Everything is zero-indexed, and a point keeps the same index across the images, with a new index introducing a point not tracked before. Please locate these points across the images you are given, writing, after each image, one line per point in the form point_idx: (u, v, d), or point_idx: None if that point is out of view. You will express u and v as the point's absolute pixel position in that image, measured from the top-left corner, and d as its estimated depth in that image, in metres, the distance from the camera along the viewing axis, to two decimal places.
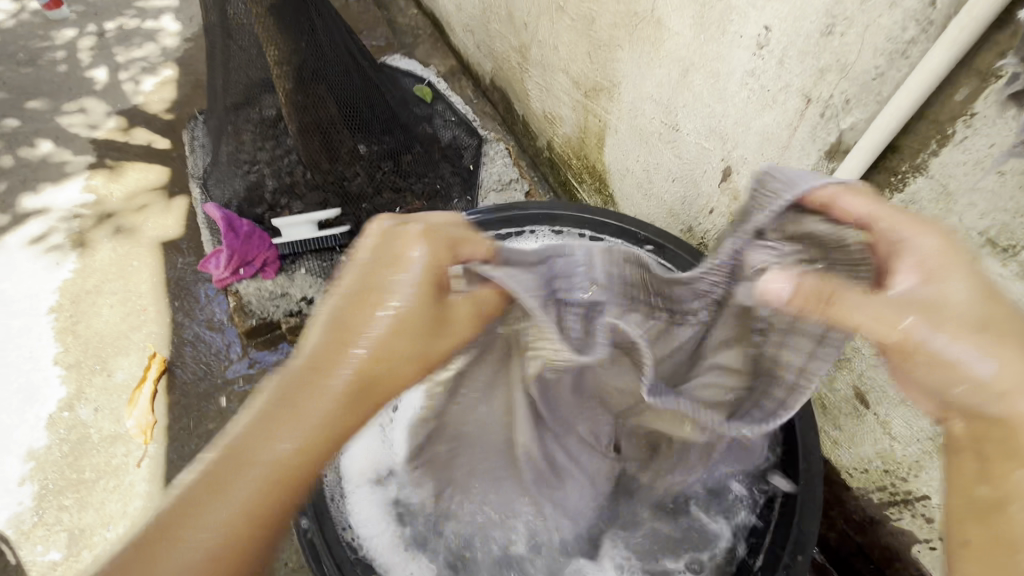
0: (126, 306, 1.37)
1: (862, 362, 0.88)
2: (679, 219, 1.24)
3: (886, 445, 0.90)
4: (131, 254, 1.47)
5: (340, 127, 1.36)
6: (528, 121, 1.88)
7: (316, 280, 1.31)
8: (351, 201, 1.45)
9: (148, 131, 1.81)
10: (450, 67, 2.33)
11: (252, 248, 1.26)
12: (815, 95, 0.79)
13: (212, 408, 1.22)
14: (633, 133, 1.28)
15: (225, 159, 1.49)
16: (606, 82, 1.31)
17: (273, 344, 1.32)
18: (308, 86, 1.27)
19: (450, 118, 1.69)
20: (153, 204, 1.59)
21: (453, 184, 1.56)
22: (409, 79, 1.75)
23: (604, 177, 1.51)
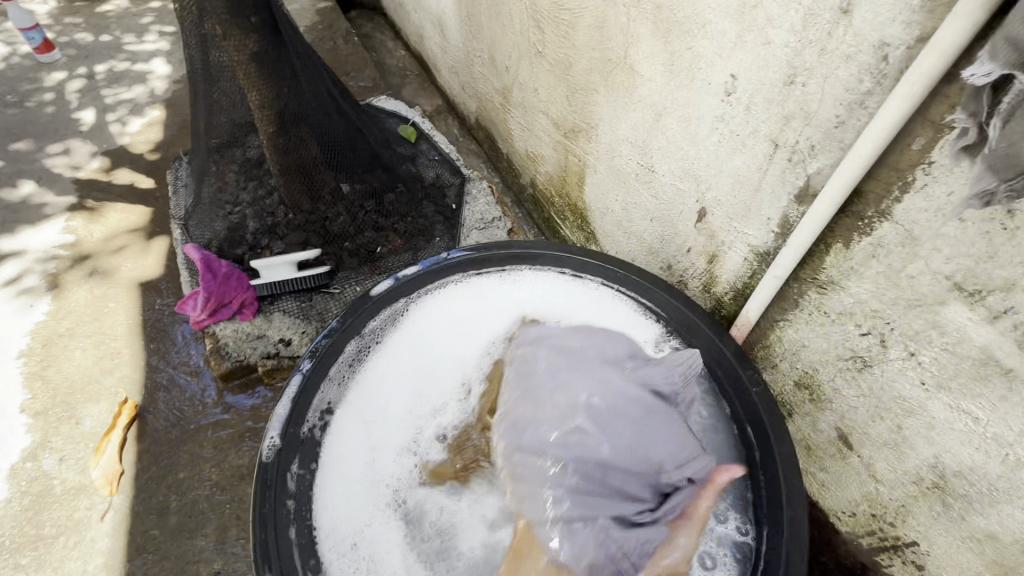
0: (100, 350, 1.34)
1: (842, 404, 0.87)
2: (658, 257, 1.24)
3: (872, 488, 0.88)
4: (108, 296, 1.45)
5: (322, 167, 1.39)
6: (512, 160, 1.90)
7: (294, 321, 1.29)
8: (332, 240, 1.43)
9: (132, 172, 1.81)
10: (436, 107, 2.38)
11: (231, 289, 1.26)
12: (781, 140, 0.81)
13: (183, 456, 1.17)
14: (612, 173, 1.30)
15: (208, 199, 1.50)
16: (584, 123, 1.34)
17: (249, 387, 1.28)
18: (291, 129, 1.29)
19: (434, 157, 1.71)
20: (134, 244, 1.59)
21: (436, 222, 1.55)
22: (393, 121, 1.78)
23: (586, 215, 1.52)
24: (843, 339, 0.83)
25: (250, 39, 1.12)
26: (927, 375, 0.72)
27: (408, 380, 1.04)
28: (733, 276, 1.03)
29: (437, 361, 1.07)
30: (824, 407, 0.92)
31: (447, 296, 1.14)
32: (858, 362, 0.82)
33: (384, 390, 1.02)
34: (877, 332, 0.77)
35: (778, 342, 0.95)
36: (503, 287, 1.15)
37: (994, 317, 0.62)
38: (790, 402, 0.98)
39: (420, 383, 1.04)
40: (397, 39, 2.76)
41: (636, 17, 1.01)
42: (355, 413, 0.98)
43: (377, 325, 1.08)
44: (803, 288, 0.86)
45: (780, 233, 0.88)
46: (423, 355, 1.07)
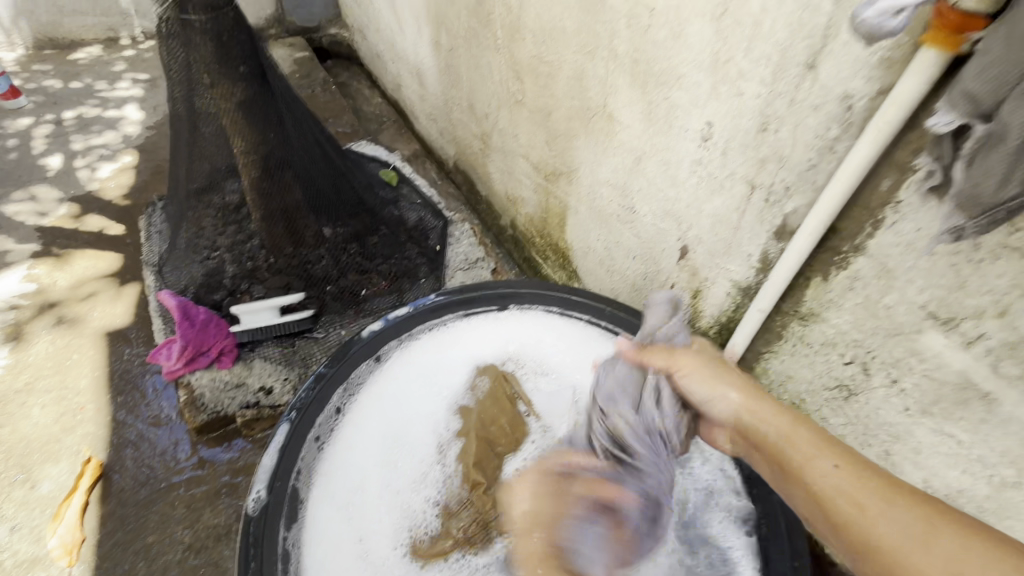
0: (61, 406, 1.26)
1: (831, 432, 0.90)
2: (642, 293, 1.27)
3: None
4: (72, 347, 1.38)
5: (305, 213, 1.39)
6: (492, 202, 1.95)
7: (276, 367, 1.24)
8: (314, 283, 1.43)
9: (101, 218, 1.76)
10: (414, 152, 2.43)
11: (209, 336, 1.21)
12: (758, 182, 0.86)
13: (152, 518, 1.09)
14: (593, 214, 1.34)
15: (184, 245, 1.47)
16: (564, 167, 1.39)
17: (225, 439, 1.22)
18: (275, 175, 1.29)
19: (415, 200, 1.72)
20: (102, 292, 1.52)
21: (419, 265, 1.54)
22: (375, 165, 1.81)
23: (567, 254, 1.55)
24: (828, 367, 0.86)
25: (236, 87, 1.13)
26: (911, 401, 0.76)
27: (385, 446, 1.01)
28: (717, 310, 1.06)
29: (413, 423, 1.05)
30: None
31: (415, 351, 1.12)
32: (844, 390, 0.85)
33: (364, 464, 0.99)
34: (859, 361, 0.81)
35: (765, 373, 0.99)
36: (473, 333, 1.16)
37: (966, 342, 0.66)
38: None
39: (398, 447, 1.02)
40: (373, 87, 2.84)
41: (614, 70, 1.08)
42: (328, 495, 0.93)
43: (358, 374, 1.05)
44: (785, 321, 0.90)
45: (761, 268, 0.93)
46: (400, 416, 1.05)
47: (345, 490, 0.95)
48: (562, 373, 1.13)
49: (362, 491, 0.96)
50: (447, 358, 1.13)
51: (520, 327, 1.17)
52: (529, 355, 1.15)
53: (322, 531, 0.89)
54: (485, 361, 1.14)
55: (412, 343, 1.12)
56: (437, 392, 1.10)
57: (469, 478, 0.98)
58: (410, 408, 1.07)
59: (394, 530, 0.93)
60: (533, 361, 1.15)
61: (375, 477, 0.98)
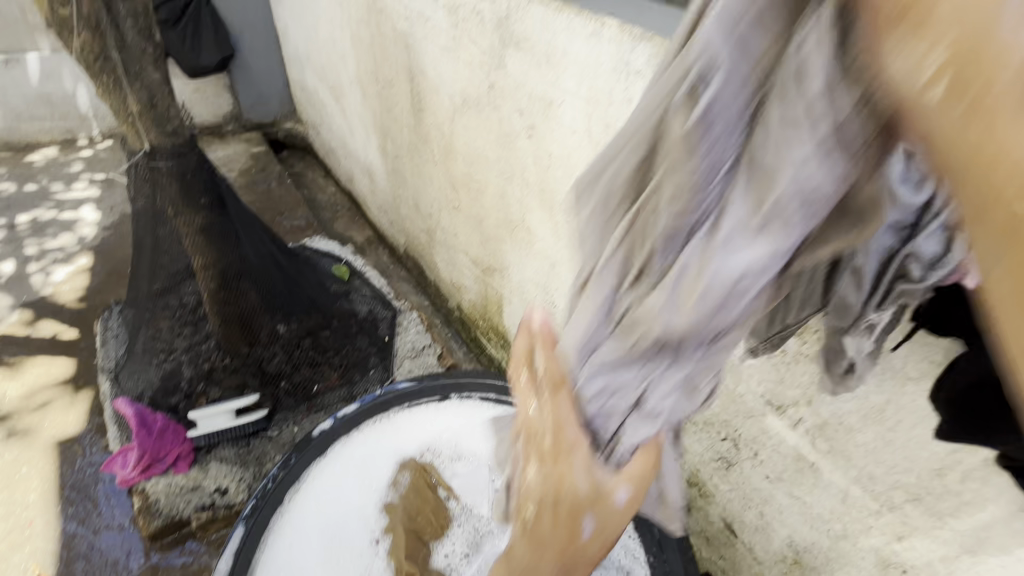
0: (8, 522, 1.28)
1: (721, 497, 1.07)
2: None
3: (758, 569, 1.05)
4: (22, 459, 1.41)
5: (261, 314, 1.51)
6: (439, 286, 2.12)
7: (231, 468, 1.31)
8: (269, 380, 1.54)
9: (55, 322, 1.81)
10: (367, 238, 2.60)
11: (165, 444, 1.28)
12: None
13: None
14: (524, 305, 1.53)
15: (141, 347, 1.54)
16: (497, 264, 1.59)
17: (179, 542, 1.26)
18: (232, 284, 1.43)
19: (366, 292, 1.86)
20: (55, 399, 1.56)
21: (369, 354, 1.67)
22: (327, 260, 1.96)
23: (507, 337, 1.72)
24: (710, 442, 1.03)
25: (197, 216, 1.28)
26: (769, 470, 0.93)
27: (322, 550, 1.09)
28: None
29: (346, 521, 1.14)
30: (710, 500, 1.10)
31: (350, 448, 1.21)
32: (725, 461, 1.02)
33: (301, 564, 1.06)
34: (730, 438, 0.99)
35: None
36: (406, 425, 1.26)
37: (793, 424, 0.85)
38: (686, 499, 1.16)
39: (337, 549, 1.10)
40: (327, 176, 3.04)
41: (528, 194, 1.30)
42: None
43: (304, 474, 1.16)
44: None
45: None
46: (336, 519, 1.13)
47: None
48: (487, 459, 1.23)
49: None
50: (378, 455, 1.22)
51: (452, 416, 1.27)
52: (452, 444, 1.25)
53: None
54: (415, 454, 1.22)
55: (349, 441, 1.22)
56: (370, 490, 1.18)
57: (401, 570, 1.09)
58: (346, 509, 1.14)
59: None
60: (460, 448, 1.24)
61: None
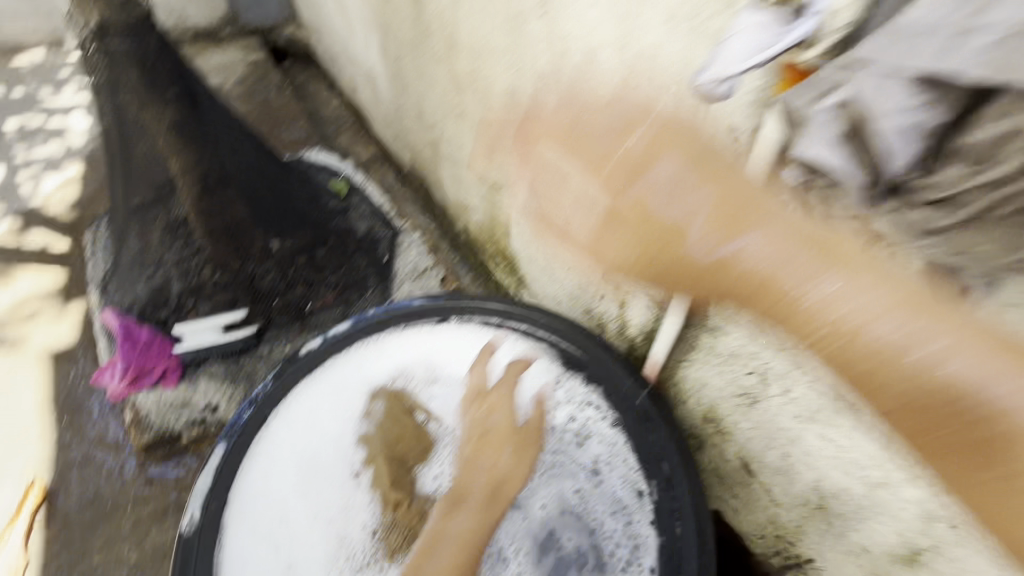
0: (6, 430, 1.28)
1: (741, 435, 0.97)
2: (580, 301, 1.31)
3: (774, 511, 0.98)
4: (17, 370, 1.39)
5: (250, 227, 1.39)
6: (446, 207, 1.97)
7: (221, 385, 1.26)
8: (261, 298, 1.45)
9: (46, 234, 1.74)
10: (371, 155, 2.42)
11: (150, 357, 1.22)
12: None
13: (97, 538, 1.13)
14: (534, 224, 1.38)
15: (129, 262, 1.46)
16: (505, 179, 1.42)
17: (173, 455, 1.24)
18: (214, 192, 1.29)
19: (365, 209, 1.72)
20: (48, 311, 1.52)
21: (368, 275, 1.57)
22: (324, 174, 1.81)
23: (514, 261, 1.59)
24: (733, 377, 0.92)
25: (168, 110, 1.14)
26: (799, 409, 0.82)
27: (296, 478, 1.02)
28: (641, 321, 1.11)
29: (321, 450, 1.05)
30: (727, 437, 1.01)
31: (330, 371, 1.12)
32: (748, 398, 0.91)
33: (277, 494, 1.00)
34: (758, 373, 0.87)
35: (685, 380, 1.07)
36: (395, 349, 1.16)
37: None
38: (701, 434, 1.08)
39: (314, 478, 1.02)
40: (330, 88, 2.81)
41: None
42: (251, 538, 0.95)
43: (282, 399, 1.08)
44: (696, 333, 0.96)
45: None
46: (314, 447, 1.05)
47: (266, 526, 0.97)
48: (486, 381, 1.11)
49: (286, 523, 0.98)
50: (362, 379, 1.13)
51: (447, 336, 1.17)
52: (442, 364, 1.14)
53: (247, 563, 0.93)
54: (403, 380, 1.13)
55: (329, 362, 1.13)
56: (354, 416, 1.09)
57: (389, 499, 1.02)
58: (324, 435, 1.06)
59: (311, 556, 0.96)
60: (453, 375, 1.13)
61: (297, 512, 0.99)
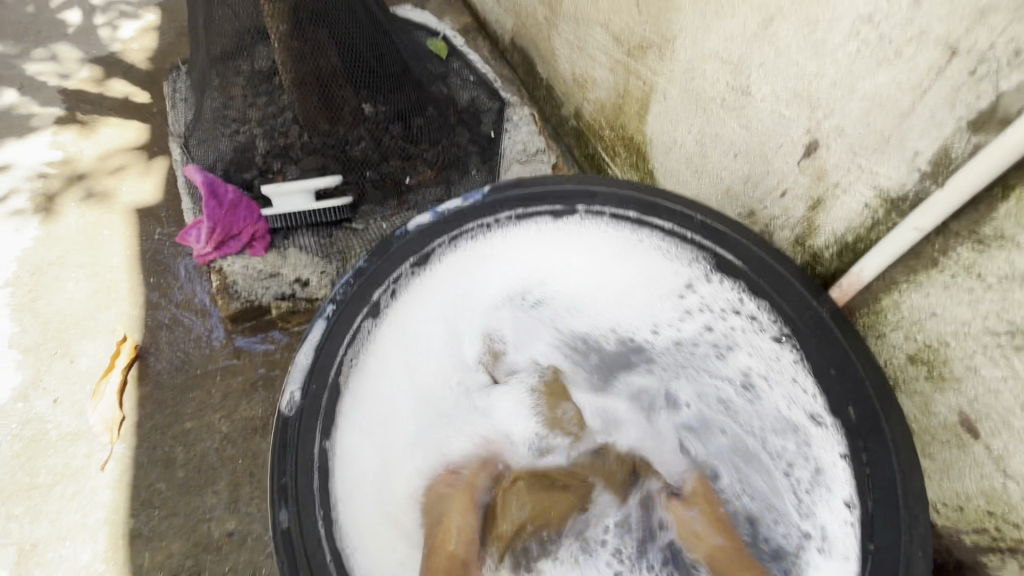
0: (95, 282, 1.20)
1: (977, 385, 0.73)
2: (738, 201, 1.05)
3: (995, 483, 0.75)
4: (102, 221, 1.29)
5: (343, 81, 1.17)
6: (552, 87, 1.66)
7: (312, 258, 1.13)
8: (354, 168, 1.26)
9: (125, 84, 1.60)
10: (463, 24, 2.09)
11: (238, 219, 1.09)
12: (964, 45, 0.61)
13: (191, 403, 1.05)
14: (687, 99, 1.09)
15: (211, 115, 1.30)
16: (657, 37, 1.12)
17: (260, 330, 1.14)
18: (306, 30, 1.07)
19: (467, 77, 1.47)
20: (130, 165, 1.41)
21: (470, 153, 1.36)
22: (421, 32, 1.53)
23: (643, 151, 1.31)
24: (1000, 307, 0.67)
25: None
26: None
27: (404, 372, 0.91)
28: (842, 226, 0.85)
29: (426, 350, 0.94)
30: (945, 386, 0.77)
31: (441, 255, 0.94)
32: (1018, 337, 0.66)
33: (385, 396, 0.88)
34: None
35: (894, 307, 0.80)
36: (513, 239, 0.98)
37: None
38: (896, 378, 0.83)
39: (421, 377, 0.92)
40: None
41: None
42: (364, 438, 0.83)
43: (389, 279, 0.90)
44: (949, 244, 0.70)
45: (930, 171, 0.69)
46: (422, 342, 0.94)
47: (376, 419, 0.86)
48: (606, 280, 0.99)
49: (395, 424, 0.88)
50: (474, 270, 0.98)
51: (572, 228, 0.98)
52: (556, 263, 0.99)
53: (359, 454, 0.82)
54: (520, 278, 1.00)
55: (439, 241, 0.94)
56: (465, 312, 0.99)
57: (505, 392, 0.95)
58: (432, 330, 0.95)
59: (422, 453, 0.89)
60: (576, 280, 1.00)
61: (402, 409, 0.89)
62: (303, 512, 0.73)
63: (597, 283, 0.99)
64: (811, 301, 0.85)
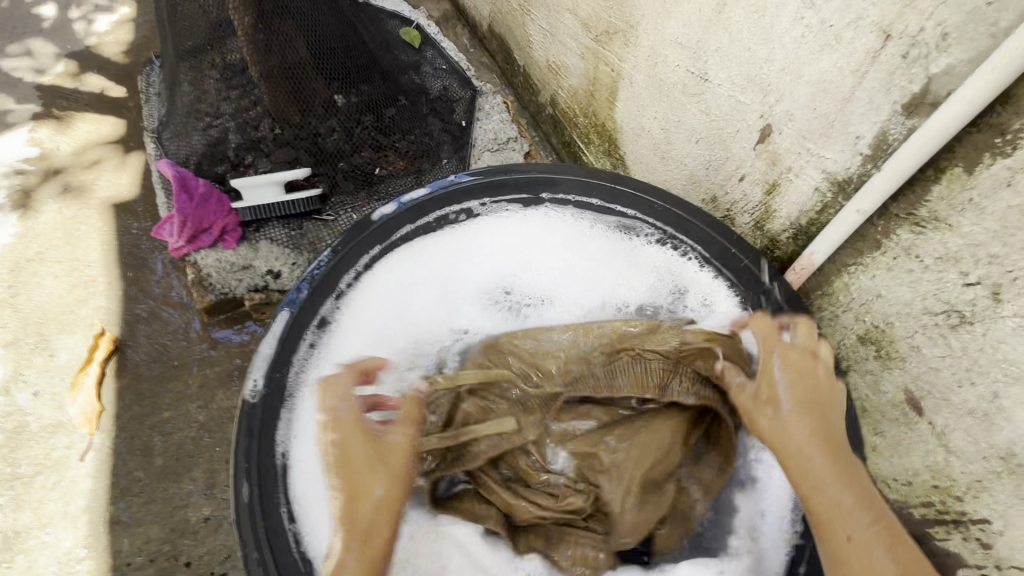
0: (73, 278, 1.22)
1: (918, 364, 0.75)
2: (701, 187, 1.06)
3: (940, 459, 0.77)
4: (79, 217, 1.31)
5: (312, 73, 1.17)
6: (530, 74, 1.65)
7: (284, 251, 1.14)
8: (325, 160, 1.26)
9: (101, 78, 1.61)
10: (443, 12, 2.08)
11: (209, 212, 1.10)
12: (896, 30, 0.61)
13: (168, 394, 1.08)
14: (652, 85, 1.09)
15: (184, 110, 1.31)
16: (622, 22, 1.11)
17: (236, 322, 1.17)
18: (272, 22, 1.07)
19: (440, 66, 1.49)
20: (106, 160, 1.42)
21: (442, 142, 1.37)
22: (394, 22, 1.53)
23: (614, 137, 1.32)
24: (937, 287, 0.68)
25: None
26: None
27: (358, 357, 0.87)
28: (795, 210, 0.86)
29: (368, 333, 0.90)
30: (891, 366, 0.79)
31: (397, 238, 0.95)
32: (954, 316, 0.68)
33: (326, 382, 0.84)
34: (988, 282, 0.63)
35: (845, 289, 0.82)
36: (472, 223, 0.98)
37: None
38: (848, 358, 0.85)
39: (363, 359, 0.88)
40: None
41: None
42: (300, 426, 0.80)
43: (351, 265, 0.92)
44: (891, 226, 0.71)
45: (871, 154, 0.70)
46: (382, 322, 0.91)
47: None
48: (550, 257, 0.98)
49: (335, 409, 0.83)
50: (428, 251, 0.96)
51: (532, 209, 0.99)
52: (501, 243, 0.98)
53: (316, 439, 0.80)
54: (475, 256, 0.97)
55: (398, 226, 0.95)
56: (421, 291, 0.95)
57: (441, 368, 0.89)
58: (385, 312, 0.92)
59: None
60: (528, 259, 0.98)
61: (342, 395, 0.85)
62: (265, 487, 0.75)
63: (549, 263, 0.97)
64: (767, 286, 0.86)
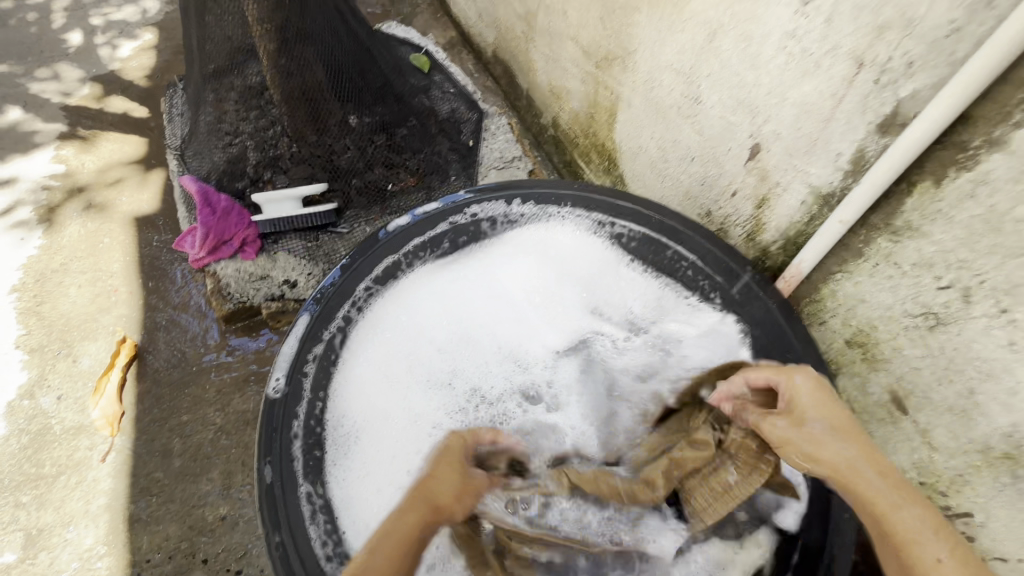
0: (96, 287, 1.27)
1: (901, 365, 0.79)
2: (697, 202, 1.12)
3: (925, 456, 0.81)
4: (102, 230, 1.37)
5: (329, 95, 1.25)
6: (532, 97, 1.73)
7: (300, 261, 1.20)
8: (340, 176, 1.33)
9: (124, 100, 1.69)
10: (449, 38, 2.18)
11: (230, 225, 1.16)
12: (869, 58, 0.68)
13: (186, 399, 1.12)
14: (649, 108, 1.17)
15: (207, 128, 1.38)
16: (620, 50, 1.19)
17: (252, 330, 1.22)
18: (293, 48, 1.15)
19: (448, 89, 1.58)
20: (128, 178, 1.49)
21: (451, 160, 1.44)
22: (405, 48, 1.63)
23: (614, 156, 1.39)
24: (915, 292, 0.74)
25: None
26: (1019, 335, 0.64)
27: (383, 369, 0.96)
28: (785, 222, 0.92)
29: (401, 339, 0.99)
30: (875, 367, 0.84)
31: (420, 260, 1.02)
32: (930, 318, 0.73)
33: (363, 381, 0.93)
34: (960, 285, 0.68)
35: (832, 296, 0.87)
36: (490, 245, 1.06)
37: None
38: (838, 361, 0.90)
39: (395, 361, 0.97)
40: None
41: None
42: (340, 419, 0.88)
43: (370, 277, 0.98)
44: (871, 236, 0.77)
45: (851, 170, 0.77)
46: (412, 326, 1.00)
47: (358, 411, 0.90)
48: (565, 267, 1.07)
49: (373, 403, 0.92)
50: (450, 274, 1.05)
51: (544, 236, 1.07)
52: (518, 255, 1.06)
53: (340, 439, 0.87)
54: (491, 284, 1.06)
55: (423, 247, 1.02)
56: (442, 315, 1.04)
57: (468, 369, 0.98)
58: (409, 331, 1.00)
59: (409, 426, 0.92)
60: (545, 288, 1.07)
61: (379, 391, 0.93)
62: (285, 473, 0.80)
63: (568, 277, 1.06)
64: (759, 293, 0.92)
